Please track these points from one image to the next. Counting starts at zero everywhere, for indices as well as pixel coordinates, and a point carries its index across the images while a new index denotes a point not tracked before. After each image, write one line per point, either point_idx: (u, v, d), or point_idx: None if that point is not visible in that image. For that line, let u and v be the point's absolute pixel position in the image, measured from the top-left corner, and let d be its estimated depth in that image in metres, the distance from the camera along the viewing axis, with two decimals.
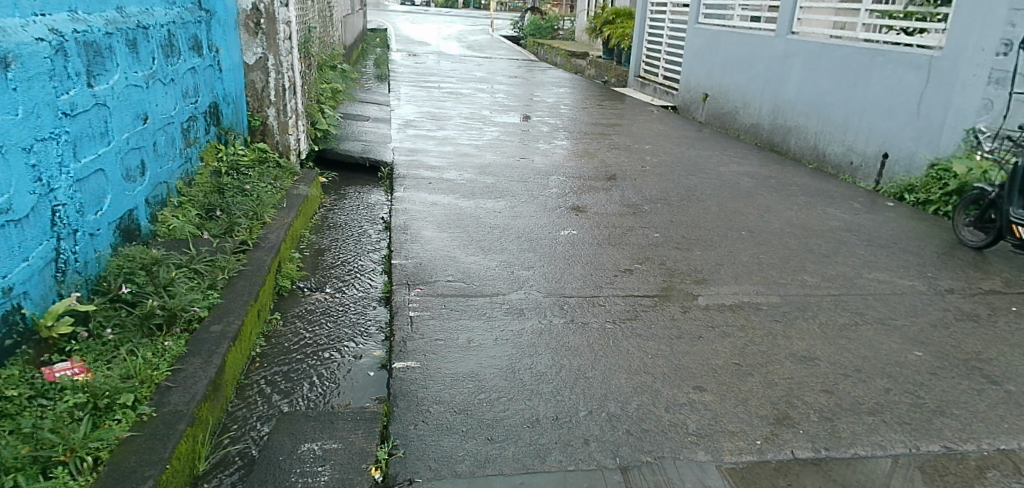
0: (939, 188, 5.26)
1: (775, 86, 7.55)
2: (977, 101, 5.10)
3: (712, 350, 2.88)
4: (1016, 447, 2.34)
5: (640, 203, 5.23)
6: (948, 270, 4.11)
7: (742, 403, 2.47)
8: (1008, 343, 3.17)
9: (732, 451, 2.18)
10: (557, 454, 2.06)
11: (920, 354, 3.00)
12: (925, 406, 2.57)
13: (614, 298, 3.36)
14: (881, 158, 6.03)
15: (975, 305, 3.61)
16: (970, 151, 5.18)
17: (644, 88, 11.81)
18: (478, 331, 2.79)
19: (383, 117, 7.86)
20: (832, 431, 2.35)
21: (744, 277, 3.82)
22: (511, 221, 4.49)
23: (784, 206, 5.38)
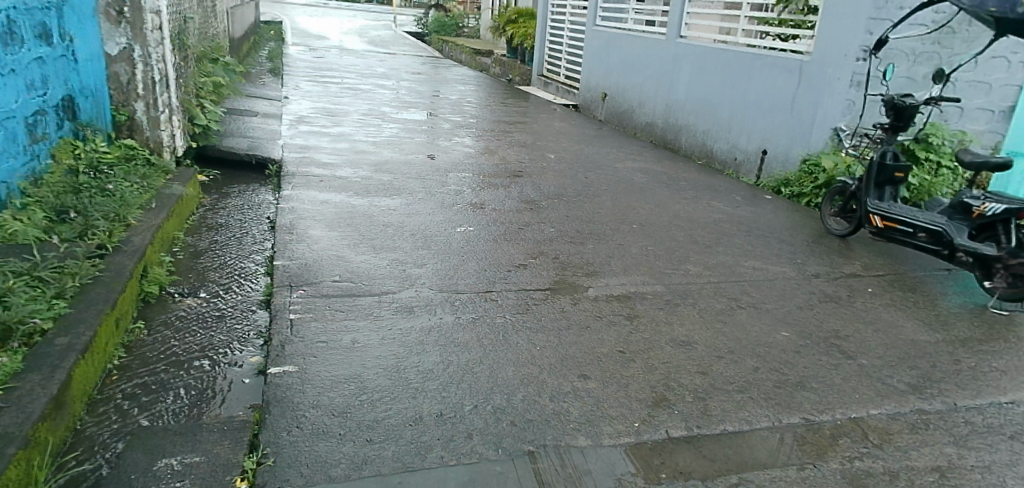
0: (810, 182, 5.69)
1: (667, 87, 7.90)
2: (842, 102, 5.56)
3: (599, 339, 2.97)
4: (863, 415, 2.58)
5: (538, 199, 5.31)
6: (815, 257, 4.47)
7: (623, 388, 2.56)
8: (861, 321, 3.49)
9: (611, 434, 2.27)
10: (439, 450, 2.05)
11: (786, 334, 3.24)
12: (789, 381, 2.77)
13: (507, 292, 3.39)
14: (760, 154, 6.45)
15: (837, 288, 3.95)
16: (837, 148, 5.64)
17: (546, 87, 12.02)
18: (363, 332, 2.73)
19: (274, 112, 7.53)
20: (704, 409, 2.49)
21: (633, 268, 3.97)
22: (406, 219, 4.43)
23: (671, 200, 5.64)
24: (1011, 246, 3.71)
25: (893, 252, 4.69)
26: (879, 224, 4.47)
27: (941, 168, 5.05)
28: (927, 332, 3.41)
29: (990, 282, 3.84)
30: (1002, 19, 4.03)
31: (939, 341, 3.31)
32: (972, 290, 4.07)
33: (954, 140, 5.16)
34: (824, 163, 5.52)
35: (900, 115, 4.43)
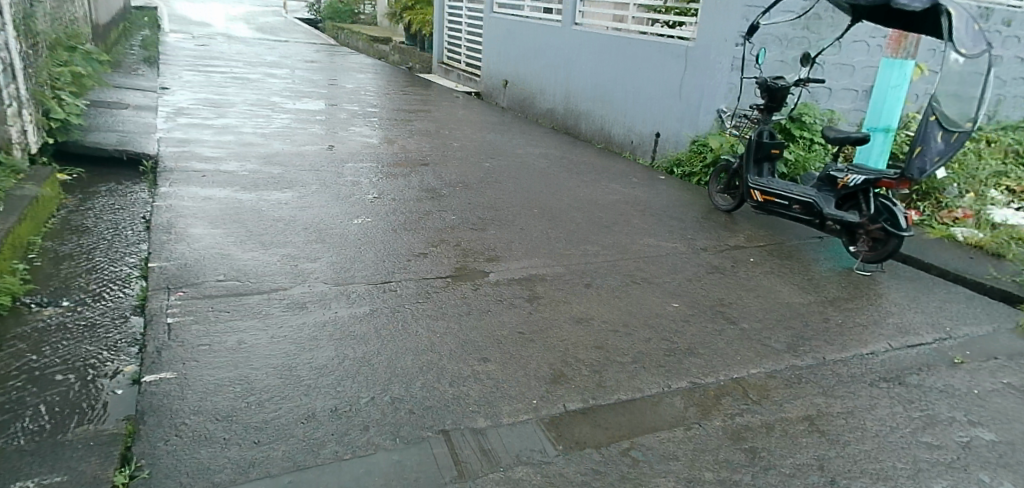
0: (700, 162, 6.01)
1: (565, 73, 8.04)
2: (724, 85, 5.85)
3: (499, 322, 3.00)
4: (744, 375, 2.76)
5: (439, 187, 5.27)
6: (703, 231, 4.72)
7: (522, 368, 2.60)
8: (744, 289, 3.72)
9: (510, 413, 2.30)
10: (333, 445, 2.01)
11: (677, 305, 3.40)
12: (678, 349, 2.92)
13: (407, 282, 3.33)
14: (654, 137, 6.70)
15: (722, 259, 4.19)
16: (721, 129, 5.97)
17: (447, 74, 11.91)
18: (251, 331, 2.61)
19: (148, 104, 7.00)
20: (599, 382, 2.58)
21: (533, 251, 4.02)
22: (298, 213, 4.26)
23: (568, 183, 5.77)
24: (872, 212, 4.08)
25: (772, 223, 5.02)
26: (759, 199, 4.76)
27: (814, 144, 5.45)
28: (800, 295, 3.69)
29: (855, 246, 4.21)
30: (855, 5, 4.38)
31: (811, 303, 3.59)
32: (841, 255, 4.43)
33: (823, 118, 5.57)
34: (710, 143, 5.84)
35: (773, 96, 4.73)
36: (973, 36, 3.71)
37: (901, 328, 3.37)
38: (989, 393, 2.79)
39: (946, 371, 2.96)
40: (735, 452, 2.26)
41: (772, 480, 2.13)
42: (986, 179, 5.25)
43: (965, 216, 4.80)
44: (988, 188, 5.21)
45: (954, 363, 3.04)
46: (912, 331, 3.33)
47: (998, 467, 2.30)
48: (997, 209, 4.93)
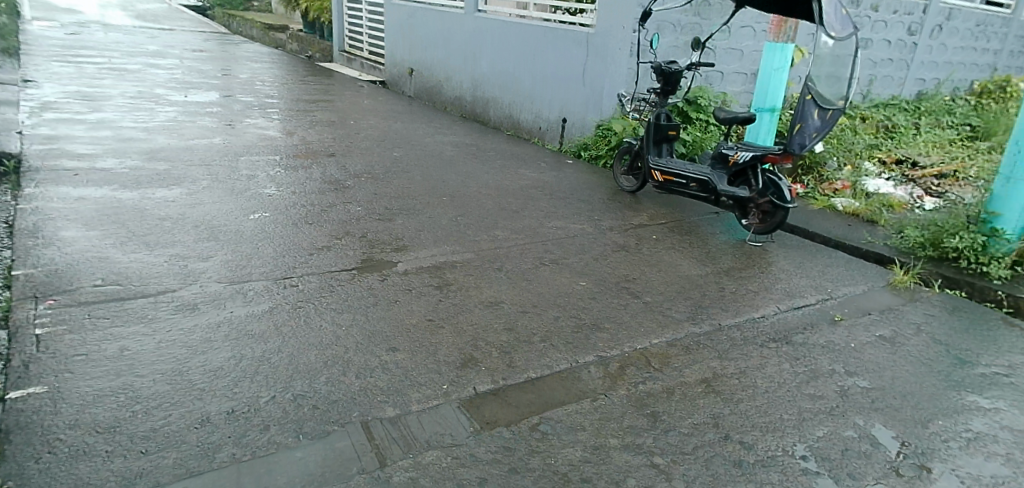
0: (605, 145, 6.15)
1: (471, 61, 7.99)
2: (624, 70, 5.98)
3: (407, 311, 2.95)
4: (648, 346, 2.87)
5: (342, 178, 5.12)
6: (607, 211, 4.85)
7: (432, 354, 2.58)
8: (646, 264, 3.86)
9: (420, 400, 2.29)
10: (230, 448, 1.94)
11: (584, 284, 3.48)
12: (585, 325, 3.00)
13: (310, 277, 3.21)
14: (561, 122, 6.76)
15: (626, 238, 4.32)
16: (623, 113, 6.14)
17: (349, 62, 11.56)
18: (135, 337, 2.45)
19: (8, 99, 6.36)
20: (509, 363, 2.60)
21: (441, 238, 3.98)
22: (188, 210, 4.01)
23: (474, 169, 5.76)
24: (760, 187, 4.33)
25: (672, 201, 5.23)
26: (660, 179, 4.93)
27: (709, 125, 5.69)
28: (698, 267, 3.87)
29: (747, 219, 4.45)
30: None
31: (708, 274, 3.77)
32: (736, 228, 4.67)
33: (716, 100, 5.83)
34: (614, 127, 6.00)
35: (668, 80, 4.89)
36: (841, 20, 3.98)
37: (788, 292, 3.61)
38: (864, 346, 3.04)
39: (827, 328, 3.20)
40: (639, 418, 2.35)
41: (673, 441, 2.24)
42: (860, 153, 5.68)
43: (843, 188, 5.17)
44: (862, 161, 5.64)
45: (834, 321, 3.29)
46: (798, 294, 3.57)
47: (871, 411, 2.52)
48: (871, 180, 5.36)
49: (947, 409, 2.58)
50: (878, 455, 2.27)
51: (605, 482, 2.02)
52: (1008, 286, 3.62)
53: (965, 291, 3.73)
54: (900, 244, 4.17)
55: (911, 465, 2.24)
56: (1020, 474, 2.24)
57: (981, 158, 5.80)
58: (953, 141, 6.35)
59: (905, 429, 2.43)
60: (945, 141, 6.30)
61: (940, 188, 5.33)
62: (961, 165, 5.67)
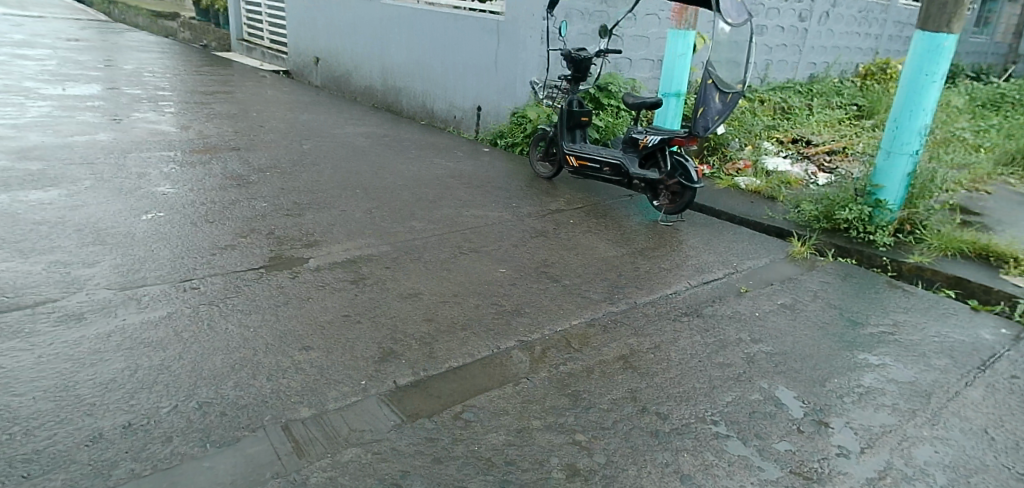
0: (520, 133, 6.18)
1: (380, 49, 7.80)
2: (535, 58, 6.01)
3: (321, 308, 2.85)
4: (567, 327, 2.91)
5: (244, 173, 4.88)
6: (523, 197, 4.87)
7: (348, 351, 2.51)
8: (563, 247, 3.91)
9: (338, 398, 2.22)
10: (128, 464, 1.83)
11: (504, 270, 3.48)
12: (506, 311, 3.00)
13: (212, 278, 3.05)
14: (475, 111, 6.72)
15: (542, 222, 4.36)
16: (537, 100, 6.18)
17: (249, 52, 11.03)
18: (12, 354, 2.25)
19: None
20: (430, 353, 2.57)
21: (354, 232, 3.88)
22: (69, 213, 3.71)
23: (386, 160, 5.64)
24: (668, 169, 4.46)
25: (587, 185, 5.32)
26: (574, 164, 4.99)
27: (620, 111, 5.81)
28: (613, 248, 3.96)
29: (658, 200, 4.58)
30: None
31: (622, 254, 3.87)
32: (648, 209, 4.80)
33: (626, 86, 5.96)
34: (529, 114, 6.02)
35: (578, 67, 4.95)
36: (736, 6, 4.15)
37: (698, 268, 3.76)
38: (767, 314, 3.22)
39: (734, 300, 3.36)
40: (560, 398, 2.39)
41: (594, 418, 2.29)
42: (760, 133, 5.98)
43: (746, 167, 5.42)
44: (762, 141, 5.95)
45: (740, 292, 3.46)
46: (707, 269, 3.73)
47: (774, 374, 2.67)
48: (770, 158, 5.66)
49: (842, 368, 2.77)
50: (781, 415, 2.41)
51: (528, 464, 2.04)
52: (891, 252, 3.92)
53: (855, 259, 4.01)
54: (798, 218, 4.44)
55: (811, 421, 2.39)
56: (906, 422, 2.44)
57: (866, 136, 6.24)
58: (842, 120, 6.80)
59: (805, 389, 2.59)
60: (835, 121, 6.74)
61: (832, 164, 5.70)
62: (849, 142, 6.08)
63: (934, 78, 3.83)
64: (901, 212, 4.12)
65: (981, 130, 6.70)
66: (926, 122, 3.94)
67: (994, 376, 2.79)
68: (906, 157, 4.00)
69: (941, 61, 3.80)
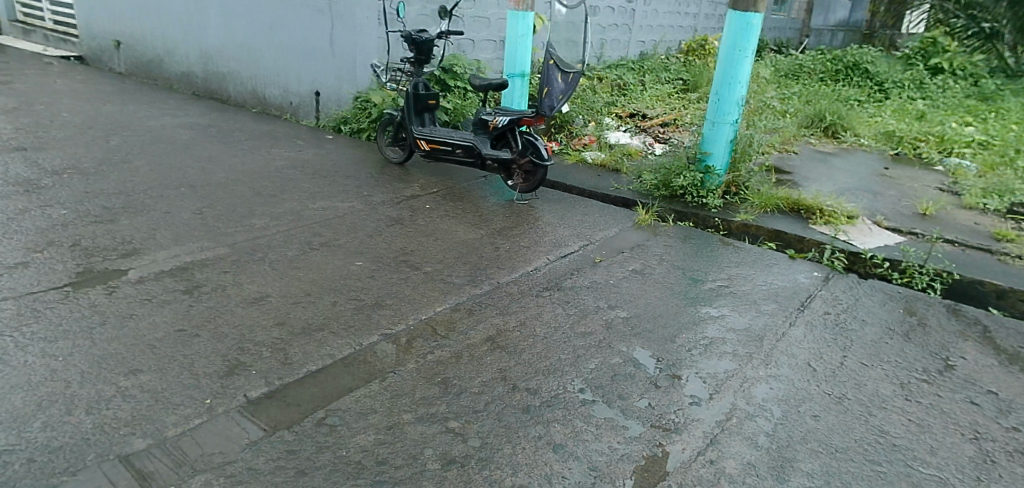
0: (366, 117, 5.93)
1: (196, 31, 7.12)
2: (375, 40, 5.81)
3: (149, 324, 2.55)
4: (432, 315, 2.84)
5: (37, 177, 4.24)
6: (373, 185, 4.69)
7: (187, 369, 2.27)
8: (419, 233, 3.82)
9: (178, 422, 2.00)
10: None
11: (359, 263, 3.33)
12: (365, 305, 2.87)
13: (2, 304, 2.61)
14: (313, 96, 6.35)
15: (395, 209, 4.23)
16: (379, 84, 5.97)
17: (29, 35, 9.58)
18: None
19: None
20: (284, 360, 2.39)
21: (183, 235, 3.52)
22: None
23: (216, 153, 5.18)
24: (520, 148, 4.47)
25: (439, 168, 5.24)
26: (425, 147, 4.87)
27: (467, 92, 5.75)
28: (470, 230, 3.94)
29: (512, 180, 4.59)
30: None
31: (480, 236, 3.85)
32: (503, 189, 4.81)
33: (471, 67, 5.91)
34: (373, 98, 5.80)
35: (420, 49, 4.81)
36: None
37: (554, 242, 3.84)
38: (621, 281, 3.37)
39: (591, 271, 3.47)
40: (430, 387, 2.33)
41: (465, 403, 2.26)
42: (600, 109, 6.22)
43: (591, 142, 5.64)
44: (603, 117, 6.19)
45: (595, 262, 3.59)
46: (563, 243, 3.82)
47: (631, 337, 2.80)
48: (612, 133, 5.92)
49: (688, 323, 2.97)
50: (640, 374, 2.54)
51: (401, 460, 1.96)
52: (722, 213, 4.27)
53: (691, 221, 4.32)
54: (641, 187, 4.68)
55: (665, 376, 2.54)
56: (745, 365, 2.66)
57: (693, 108, 6.74)
58: (672, 94, 7.29)
59: (659, 347, 2.74)
60: (665, 95, 7.19)
61: (666, 135, 6.09)
62: (679, 114, 6.53)
63: (746, 54, 4.19)
64: (727, 176, 4.50)
65: (786, 97, 7.49)
66: (742, 93, 4.32)
67: (811, 314, 3.14)
68: (728, 126, 4.36)
69: (750, 38, 4.15)
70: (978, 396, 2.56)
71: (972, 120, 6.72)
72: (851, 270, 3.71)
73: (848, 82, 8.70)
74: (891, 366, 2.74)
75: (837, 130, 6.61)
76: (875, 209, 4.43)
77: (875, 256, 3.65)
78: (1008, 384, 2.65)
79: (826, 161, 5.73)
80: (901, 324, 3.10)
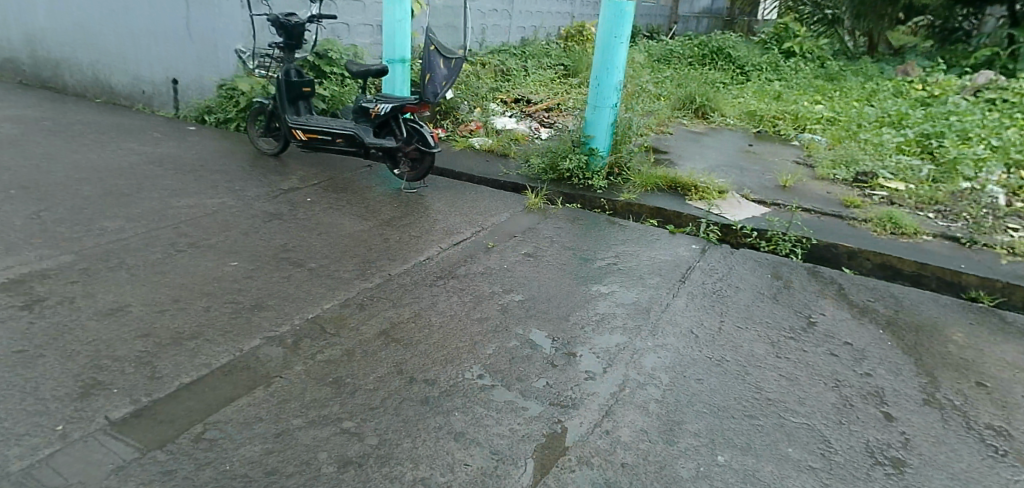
0: (233, 107, 5.53)
1: (23, 12, 6.35)
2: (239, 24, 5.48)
3: None
4: (319, 313, 2.72)
5: None
6: (247, 179, 4.41)
7: (32, 394, 2.03)
8: (302, 228, 3.64)
9: (25, 455, 1.79)
10: None
11: (235, 263, 3.12)
12: (243, 308, 2.70)
13: None
14: (170, 84, 5.86)
15: (274, 204, 4.00)
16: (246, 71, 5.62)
17: None
18: None
19: None
20: (151, 374, 2.19)
21: (21, 245, 3.13)
22: None
23: (59, 151, 4.65)
24: (404, 136, 4.35)
25: (319, 159, 5.02)
26: (302, 138, 4.63)
27: (344, 79, 5.53)
28: (356, 222, 3.80)
29: (399, 169, 4.47)
30: None
31: (367, 227, 3.73)
32: (390, 178, 4.69)
33: (347, 53, 5.68)
34: (240, 86, 5.44)
35: (290, 34, 4.56)
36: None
37: (445, 230, 3.80)
38: (514, 265, 3.39)
39: (484, 256, 3.47)
40: (321, 389, 2.22)
41: (360, 401, 2.18)
42: (485, 95, 6.20)
43: (477, 128, 5.63)
44: (488, 102, 6.19)
45: (488, 248, 3.59)
46: (454, 231, 3.78)
47: (526, 319, 2.83)
48: (498, 118, 5.93)
49: (581, 301, 3.04)
50: (537, 354, 2.57)
51: (293, 467, 1.86)
52: (606, 193, 4.40)
53: (579, 203, 4.42)
54: (529, 172, 4.73)
55: (561, 354, 2.58)
56: (634, 338, 2.77)
57: (574, 92, 6.90)
58: (554, 79, 7.42)
59: (554, 326, 2.79)
60: (548, 80, 7.31)
61: (550, 120, 6.20)
62: (561, 99, 6.66)
63: (621, 40, 4.33)
64: (610, 157, 4.65)
65: (660, 81, 7.85)
66: (620, 78, 4.46)
67: (692, 284, 3.32)
68: (608, 110, 4.49)
69: (624, 25, 4.29)
70: (837, 348, 2.81)
71: (820, 99, 7.36)
72: (724, 242, 3.95)
73: (714, 66, 9.25)
74: (763, 327, 2.95)
75: (706, 111, 7.01)
76: (743, 183, 4.75)
77: (744, 227, 3.91)
78: (861, 335, 2.94)
79: (699, 140, 6.07)
80: (769, 288, 3.35)
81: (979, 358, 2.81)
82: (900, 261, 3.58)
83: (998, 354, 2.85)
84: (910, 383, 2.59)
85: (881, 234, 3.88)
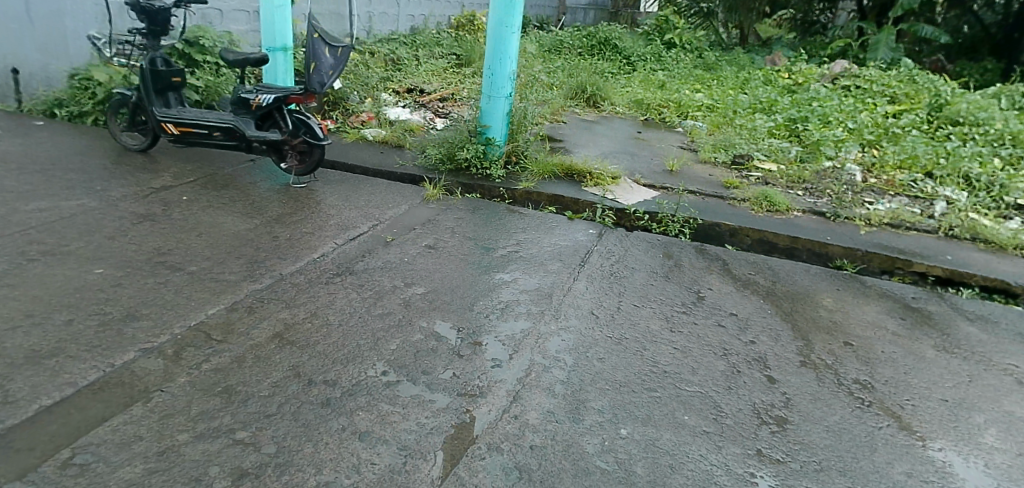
0: (88, 98, 5.02)
1: None
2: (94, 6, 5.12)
3: None
4: (203, 319, 2.54)
5: None
6: (114, 179, 4.05)
7: None
8: (180, 229, 3.39)
9: None
10: None
11: (101, 270, 2.86)
12: (113, 319, 2.47)
13: None
14: (7, 74, 5.11)
15: (146, 205, 3.70)
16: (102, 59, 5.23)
17: None
18: None
19: None
20: (4, 399, 1.97)
21: None
22: None
23: None
24: (291, 128, 4.15)
25: (196, 155, 4.68)
26: (174, 131, 4.30)
27: (219, 68, 5.19)
28: (242, 220, 3.59)
29: (286, 163, 4.27)
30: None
31: (254, 225, 3.53)
32: (277, 173, 4.46)
33: (220, 40, 5.34)
34: (97, 76, 4.99)
35: (153, 19, 4.20)
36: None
37: (340, 225, 3.66)
38: (415, 258, 3.33)
39: (383, 251, 3.38)
40: (209, 400, 2.08)
41: (253, 409, 2.06)
42: (376, 85, 6.03)
43: (369, 119, 5.47)
44: (380, 92, 6.02)
45: (387, 242, 3.50)
46: (350, 225, 3.66)
47: (429, 312, 2.79)
48: (391, 109, 5.79)
49: (484, 290, 3.03)
50: (443, 346, 2.53)
51: (181, 484, 1.74)
52: (505, 182, 4.42)
53: (478, 193, 4.41)
54: (425, 163, 4.66)
55: (467, 345, 2.56)
56: (538, 322, 2.80)
57: (468, 82, 6.86)
58: (446, 69, 7.33)
59: (458, 317, 2.76)
60: (441, 70, 7.22)
61: (445, 110, 6.13)
62: (455, 89, 6.60)
63: (513, 30, 4.34)
64: (507, 146, 4.66)
65: (552, 71, 7.96)
66: (513, 67, 4.47)
67: (591, 267, 3.40)
68: (503, 99, 4.50)
69: (515, 14, 4.30)
70: (724, 319, 2.98)
71: (700, 87, 7.76)
72: (619, 225, 4.08)
73: (602, 56, 9.50)
74: (659, 304, 3.07)
75: (597, 100, 7.19)
76: (635, 169, 4.93)
77: (637, 210, 4.05)
78: (746, 306, 3.13)
79: (591, 128, 6.23)
80: (662, 267, 3.50)
81: (846, 320, 3.08)
82: (776, 236, 3.85)
83: (862, 315, 3.14)
84: (789, 347, 2.79)
85: (759, 212, 4.15)
